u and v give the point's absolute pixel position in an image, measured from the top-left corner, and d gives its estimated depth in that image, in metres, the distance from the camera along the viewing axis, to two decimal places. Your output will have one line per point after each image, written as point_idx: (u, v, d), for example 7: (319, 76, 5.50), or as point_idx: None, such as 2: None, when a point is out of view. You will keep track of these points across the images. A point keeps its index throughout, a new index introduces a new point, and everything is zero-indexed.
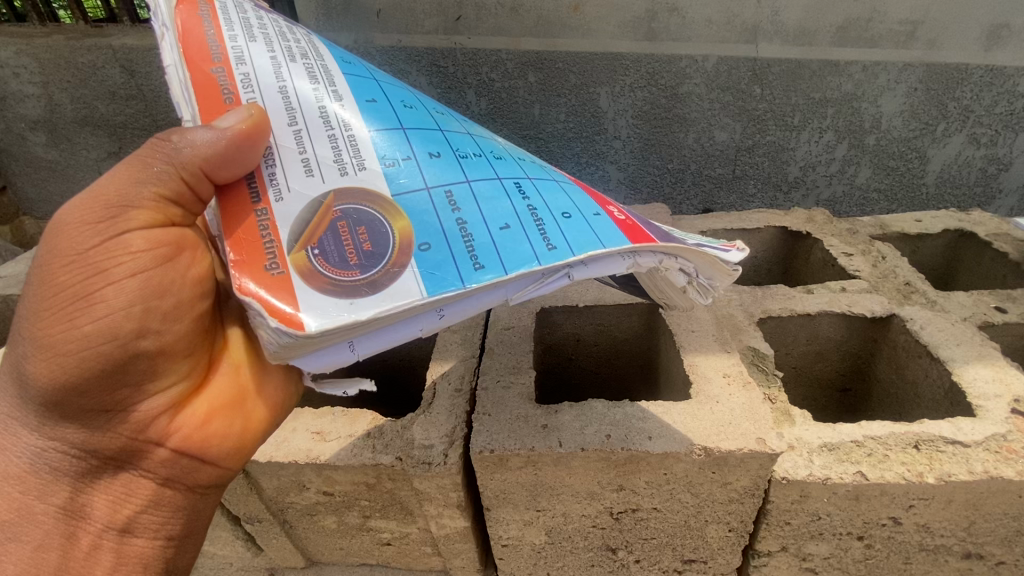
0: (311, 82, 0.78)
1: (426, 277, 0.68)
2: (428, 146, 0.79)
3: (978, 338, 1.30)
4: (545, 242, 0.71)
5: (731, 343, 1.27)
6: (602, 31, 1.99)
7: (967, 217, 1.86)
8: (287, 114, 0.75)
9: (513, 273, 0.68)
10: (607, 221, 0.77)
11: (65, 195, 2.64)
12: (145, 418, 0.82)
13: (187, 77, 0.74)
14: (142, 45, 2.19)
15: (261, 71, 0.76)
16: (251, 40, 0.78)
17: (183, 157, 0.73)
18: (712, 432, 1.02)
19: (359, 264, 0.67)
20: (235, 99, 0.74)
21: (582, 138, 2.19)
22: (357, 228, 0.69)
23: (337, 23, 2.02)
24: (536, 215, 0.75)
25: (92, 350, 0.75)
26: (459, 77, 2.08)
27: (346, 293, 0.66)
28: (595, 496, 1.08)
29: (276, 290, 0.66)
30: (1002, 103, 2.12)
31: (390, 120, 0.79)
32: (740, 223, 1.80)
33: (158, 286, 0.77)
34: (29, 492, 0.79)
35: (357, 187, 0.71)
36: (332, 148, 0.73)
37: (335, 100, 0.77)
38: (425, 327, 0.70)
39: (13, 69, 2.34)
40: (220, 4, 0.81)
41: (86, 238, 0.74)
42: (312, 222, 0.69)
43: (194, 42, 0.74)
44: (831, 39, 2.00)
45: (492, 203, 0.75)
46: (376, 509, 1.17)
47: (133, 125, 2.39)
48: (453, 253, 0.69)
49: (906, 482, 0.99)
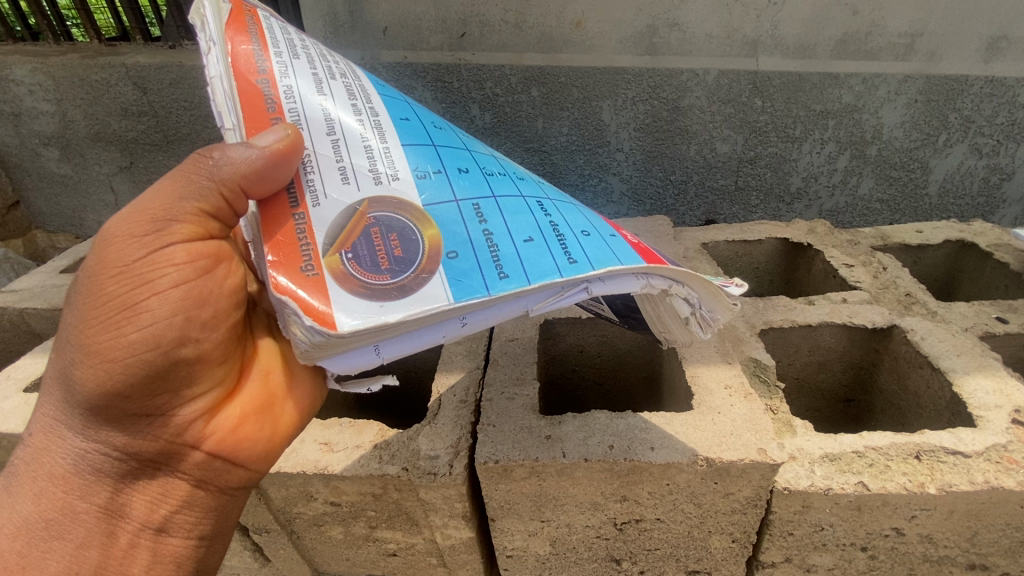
0: (350, 99, 0.82)
1: (453, 283, 0.70)
2: (452, 164, 0.83)
3: (979, 348, 1.31)
4: (565, 256, 0.74)
5: (732, 354, 1.28)
6: (604, 47, 2.03)
7: (968, 228, 1.88)
8: (326, 124, 0.78)
9: (535, 283, 0.70)
10: (621, 243, 0.80)
11: (78, 209, 2.70)
12: (183, 422, 0.85)
13: (233, 86, 0.76)
14: (153, 63, 2.25)
15: (303, 84, 0.79)
16: (295, 58, 0.82)
17: (222, 174, 0.76)
18: (714, 443, 1.03)
19: (389, 269, 0.70)
20: (278, 109, 0.77)
21: (584, 151, 2.23)
22: (388, 235, 0.72)
23: (344, 41, 2.07)
24: (558, 230, 0.78)
25: (138, 358, 0.78)
26: (462, 92, 2.12)
27: (376, 296, 0.69)
28: (598, 506, 1.09)
29: (312, 291, 0.68)
30: (1002, 114, 2.14)
31: (422, 138, 0.83)
32: (742, 234, 1.83)
33: (198, 298, 0.80)
34: (72, 491, 0.81)
35: (391, 197, 0.74)
36: (365, 160, 0.76)
37: (372, 117, 0.81)
38: (444, 334, 0.72)
39: (28, 86, 2.40)
40: (265, 25, 0.84)
41: (133, 250, 0.77)
42: (347, 227, 0.72)
43: (241, 56, 0.77)
44: (831, 52, 2.03)
45: (515, 217, 0.78)
46: (382, 520, 1.18)
47: (144, 141, 2.44)
48: (479, 262, 0.72)
49: (907, 493, 1.00)
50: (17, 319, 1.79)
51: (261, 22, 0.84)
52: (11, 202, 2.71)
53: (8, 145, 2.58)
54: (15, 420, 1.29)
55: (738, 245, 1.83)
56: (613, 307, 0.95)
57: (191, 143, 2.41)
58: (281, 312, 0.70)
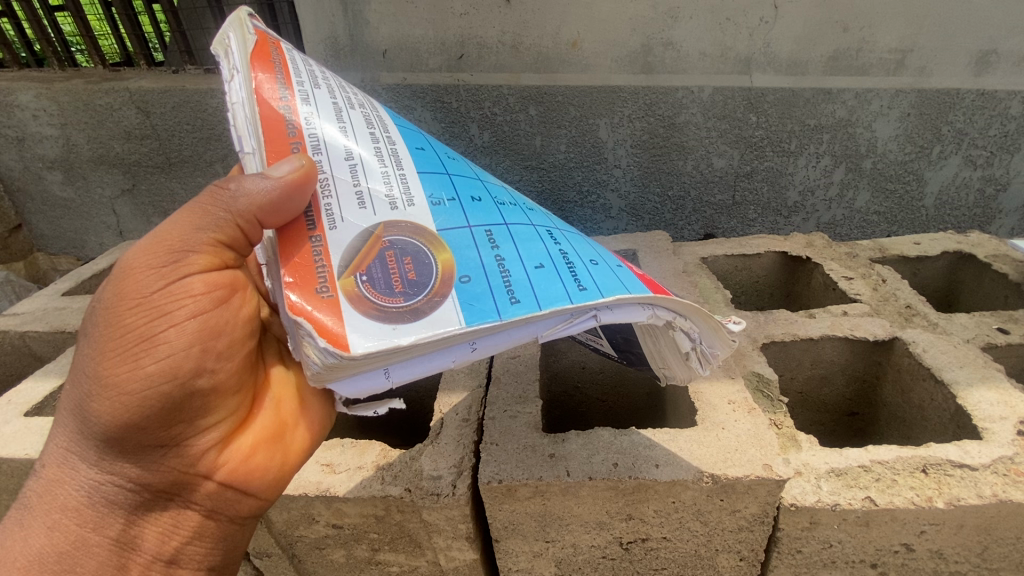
0: (368, 128, 0.84)
1: (465, 307, 0.70)
2: (466, 195, 0.83)
3: (981, 359, 1.31)
4: (576, 283, 0.74)
5: (734, 369, 1.28)
6: (600, 66, 2.08)
7: (965, 239, 1.89)
8: (344, 149, 0.79)
9: (546, 309, 0.70)
10: (629, 274, 0.81)
11: (80, 231, 2.72)
12: (195, 452, 0.84)
13: (255, 112, 0.77)
14: (157, 88, 2.29)
15: (323, 111, 0.80)
16: (316, 87, 0.83)
17: (239, 206, 0.77)
18: (720, 459, 1.03)
19: (403, 292, 0.70)
20: (298, 133, 0.77)
21: (582, 167, 2.25)
22: (401, 260, 0.72)
23: (344, 64, 2.11)
24: (568, 258, 0.79)
25: (156, 389, 0.78)
26: (461, 112, 2.16)
27: (389, 319, 0.69)
28: (604, 526, 1.08)
29: (326, 311, 0.69)
30: (995, 126, 2.17)
31: (436, 167, 0.85)
32: (740, 249, 1.84)
33: (214, 327, 0.81)
34: (85, 524, 0.80)
35: (406, 221, 0.75)
36: (379, 185, 0.77)
37: (389, 145, 0.83)
38: (452, 361, 0.72)
39: (33, 112, 2.44)
40: (288, 56, 0.85)
41: (150, 283, 0.77)
42: (362, 250, 0.72)
43: (263, 84, 0.78)
44: (823, 68, 2.07)
45: (527, 244, 0.79)
46: (385, 542, 1.16)
47: (147, 163, 2.46)
48: (491, 287, 0.72)
49: (915, 507, 0.99)
50: (18, 342, 1.78)
51: (285, 51, 0.86)
52: (14, 225, 2.74)
53: (11, 169, 2.60)
54: (17, 446, 1.23)
55: (737, 260, 1.84)
56: (613, 341, 0.94)
57: (192, 164, 2.43)
58: (294, 334, 0.70)
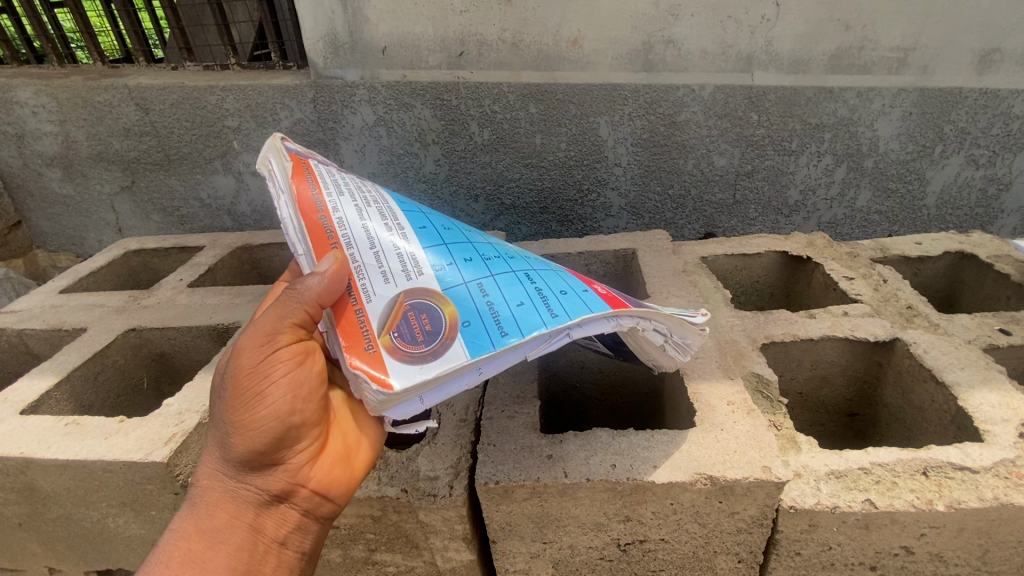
0: (383, 220, 0.95)
1: (468, 343, 0.78)
2: (460, 255, 0.92)
3: (983, 361, 1.30)
4: (549, 311, 0.82)
5: (734, 369, 1.27)
6: (601, 64, 2.06)
7: (968, 239, 1.88)
8: (367, 241, 0.89)
9: (528, 336, 0.78)
10: (594, 296, 0.87)
11: (79, 228, 2.71)
12: (291, 472, 0.87)
13: (302, 226, 0.90)
14: (156, 85, 2.28)
15: (349, 215, 0.93)
16: (342, 197, 0.97)
17: (304, 298, 0.83)
18: (718, 461, 1.02)
19: (424, 338, 0.78)
20: (334, 235, 0.89)
21: (583, 166, 2.24)
22: (422, 319, 0.80)
23: (344, 61, 2.11)
24: (542, 293, 0.86)
25: (268, 428, 0.83)
26: (460, 110, 2.15)
27: (417, 360, 0.77)
28: (601, 527, 1.07)
29: (372, 362, 0.77)
30: (997, 126, 2.16)
31: (433, 237, 0.95)
32: (741, 248, 1.83)
33: (297, 380, 0.85)
34: (231, 510, 0.84)
35: (419, 283, 0.84)
36: (392, 262, 0.87)
37: (400, 230, 0.93)
38: (463, 385, 0.78)
39: (32, 108, 2.42)
40: (321, 177, 1.01)
41: (257, 348, 0.83)
42: (390, 311, 0.81)
43: (305, 203, 0.93)
44: (825, 66, 2.05)
45: (508, 287, 0.87)
46: (381, 542, 1.16)
47: (146, 160, 2.46)
48: (484, 324, 0.80)
49: (915, 510, 0.98)
50: (15, 341, 1.77)
51: (317, 173, 1.01)
52: (13, 221, 2.73)
53: (11, 166, 2.59)
54: (12, 444, 1.21)
55: (738, 260, 1.83)
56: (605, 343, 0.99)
57: (191, 161, 2.42)
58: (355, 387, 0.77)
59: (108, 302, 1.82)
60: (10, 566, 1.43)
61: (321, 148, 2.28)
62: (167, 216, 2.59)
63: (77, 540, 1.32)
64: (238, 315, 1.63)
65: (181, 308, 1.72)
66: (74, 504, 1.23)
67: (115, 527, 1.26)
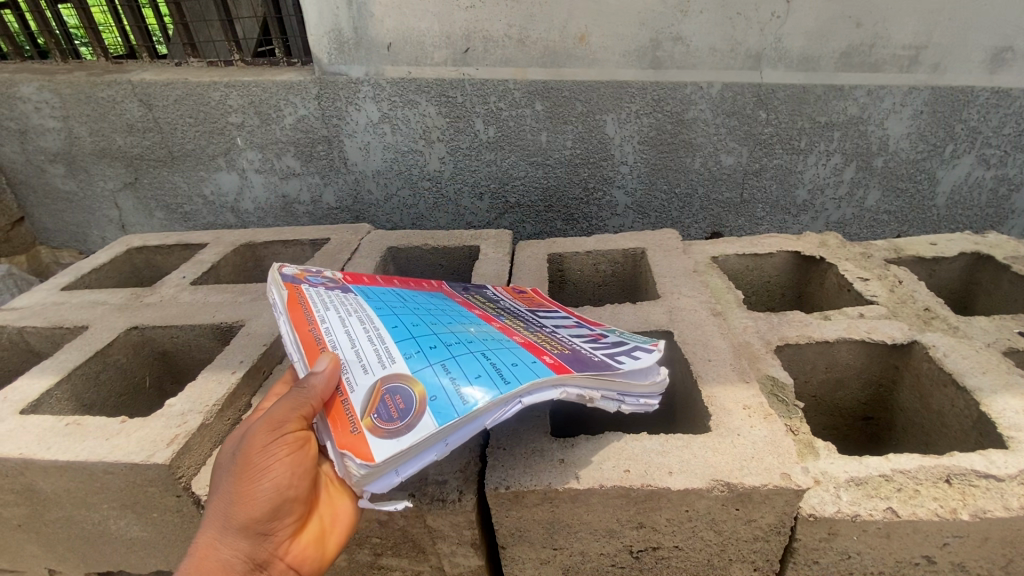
0: (361, 325, 1.01)
1: (434, 413, 0.81)
2: (424, 342, 0.97)
3: (1004, 365, 1.27)
4: (502, 381, 0.87)
5: (749, 372, 1.24)
6: (608, 61, 2.03)
7: (983, 240, 1.84)
8: (348, 346, 0.95)
9: (484, 403, 0.82)
10: (543, 365, 0.91)
11: (81, 224, 2.69)
12: (275, 549, 0.85)
13: (297, 339, 0.96)
14: (158, 81, 2.25)
15: (335, 326, 0.99)
16: (329, 312, 1.03)
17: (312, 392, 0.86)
18: (735, 467, 0.99)
19: (399, 414, 0.82)
20: (324, 345, 0.95)
21: (589, 164, 2.21)
22: (394, 403, 0.84)
23: (348, 57, 2.08)
24: (497, 367, 0.90)
25: (267, 502, 0.83)
26: (465, 106, 2.12)
27: (393, 433, 0.80)
28: (614, 534, 1.04)
29: (354, 441, 0.80)
30: (1010, 125, 2.12)
31: (400, 331, 1.00)
32: (752, 248, 1.80)
33: (300, 457, 0.85)
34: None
35: (393, 371, 0.89)
36: (370, 358, 0.93)
37: (376, 332, 0.99)
38: (431, 456, 0.80)
39: (34, 104, 2.40)
40: (311, 296, 1.07)
41: (268, 430, 0.84)
42: (368, 397, 0.85)
43: (297, 320, 0.99)
44: (836, 64, 2.02)
45: (466, 363, 0.92)
46: (387, 547, 1.13)
47: (149, 157, 2.43)
48: (447, 397, 0.84)
49: (938, 519, 0.96)
50: (16, 339, 1.74)
51: (308, 293, 1.08)
52: (16, 218, 2.71)
53: (14, 162, 2.57)
54: (12, 444, 1.18)
55: (749, 260, 1.80)
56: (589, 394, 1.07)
57: (194, 158, 2.40)
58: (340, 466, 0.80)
59: (111, 300, 1.80)
60: (10, 567, 1.41)
61: (324, 145, 2.26)
62: (170, 213, 2.57)
63: (78, 542, 1.29)
64: (241, 314, 1.61)
65: (184, 306, 1.69)
66: (75, 506, 1.21)
67: (116, 530, 1.24)
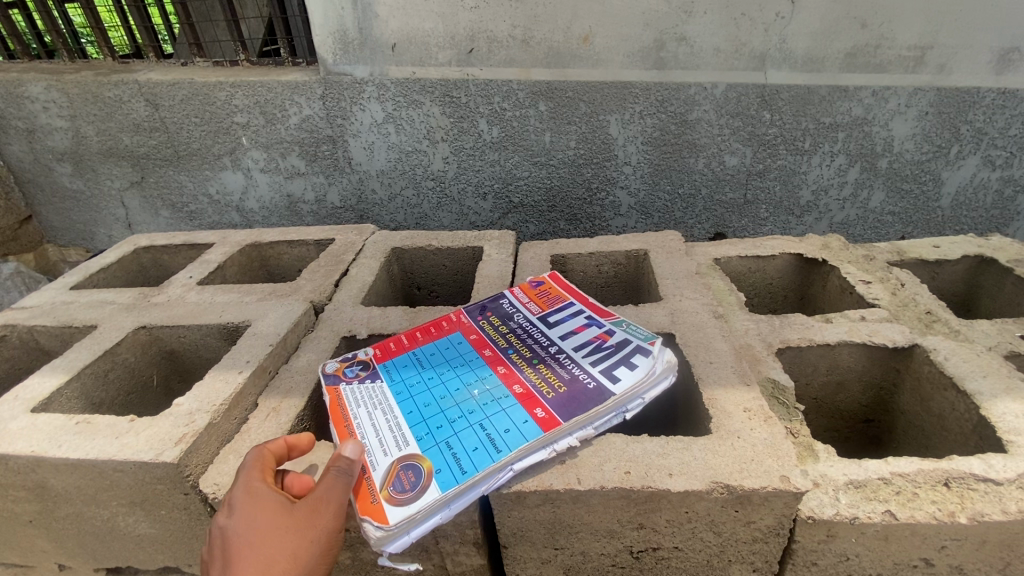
0: (381, 409, 1.12)
1: (438, 484, 0.95)
2: (433, 422, 1.08)
3: (1005, 368, 1.27)
4: (496, 450, 1.00)
5: (750, 375, 1.25)
6: (612, 61, 2.04)
7: (986, 243, 1.84)
8: (371, 430, 1.07)
9: (480, 473, 0.96)
10: (533, 424, 1.04)
11: (88, 223, 2.72)
12: None
13: (335, 433, 1.07)
14: (165, 80, 2.27)
15: (362, 415, 1.11)
16: (360, 403, 1.15)
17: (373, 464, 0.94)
18: (735, 469, 1.00)
19: (409, 486, 0.95)
20: (353, 433, 1.06)
21: (592, 164, 2.22)
22: (411, 475, 0.96)
23: (353, 57, 2.10)
24: (494, 436, 1.03)
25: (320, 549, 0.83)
26: (470, 107, 2.13)
27: (406, 504, 0.92)
28: (614, 534, 1.06)
29: (373, 511, 0.91)
30: (1015, 126, 2.11)
31: (413, 410, 1.11)
32: (755, 249, 1.80)
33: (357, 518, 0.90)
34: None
35: (407, 453, 1.01)
36: (388, 438, 1.05)
37: (393, 416, 1.10)
38: (437, 521, 0.93)
39: (42, 103, 2.43)
40: (346, 391, 1.18)
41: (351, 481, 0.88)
42: (384, 475, 0.97)
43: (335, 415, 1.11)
44: (840, 64, 2.02)
45: (465, 435, 1.04)
46: None
47: (155, 156, 2.45)
48: (450, 470, 0.97)
49: (937, 523, 0.96)
50: (26, 337, 1.77)
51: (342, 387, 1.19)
52: (24, 216, 2.73)
53: (22, 161, 2.60)
54: (23, 442, 1.21)
55: (751, 262, 1.80)
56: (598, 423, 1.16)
57: (201, 158, 2.42)
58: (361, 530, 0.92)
59: (119, 299, 1.82)
60: (20, 561, 1.43)
61: (329, 145, 2.27)
62: (176, 212, 2.59)
63: (87, 538, 1.32)
64: (247, 314, 1.63)
65: (191, 305, 1.72)
66: (85, 502, 1.23)
67: (124, 526, 1.26)
